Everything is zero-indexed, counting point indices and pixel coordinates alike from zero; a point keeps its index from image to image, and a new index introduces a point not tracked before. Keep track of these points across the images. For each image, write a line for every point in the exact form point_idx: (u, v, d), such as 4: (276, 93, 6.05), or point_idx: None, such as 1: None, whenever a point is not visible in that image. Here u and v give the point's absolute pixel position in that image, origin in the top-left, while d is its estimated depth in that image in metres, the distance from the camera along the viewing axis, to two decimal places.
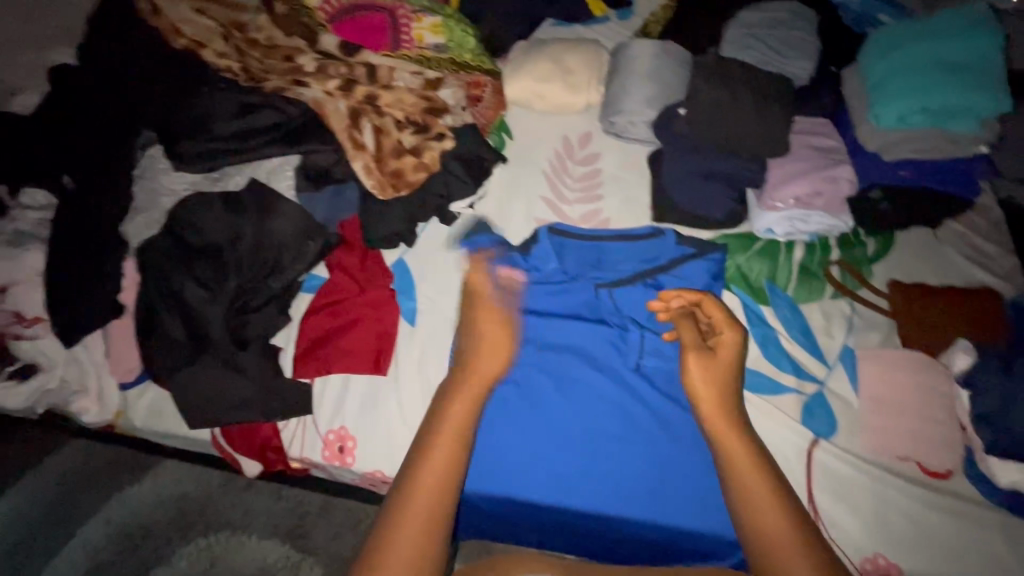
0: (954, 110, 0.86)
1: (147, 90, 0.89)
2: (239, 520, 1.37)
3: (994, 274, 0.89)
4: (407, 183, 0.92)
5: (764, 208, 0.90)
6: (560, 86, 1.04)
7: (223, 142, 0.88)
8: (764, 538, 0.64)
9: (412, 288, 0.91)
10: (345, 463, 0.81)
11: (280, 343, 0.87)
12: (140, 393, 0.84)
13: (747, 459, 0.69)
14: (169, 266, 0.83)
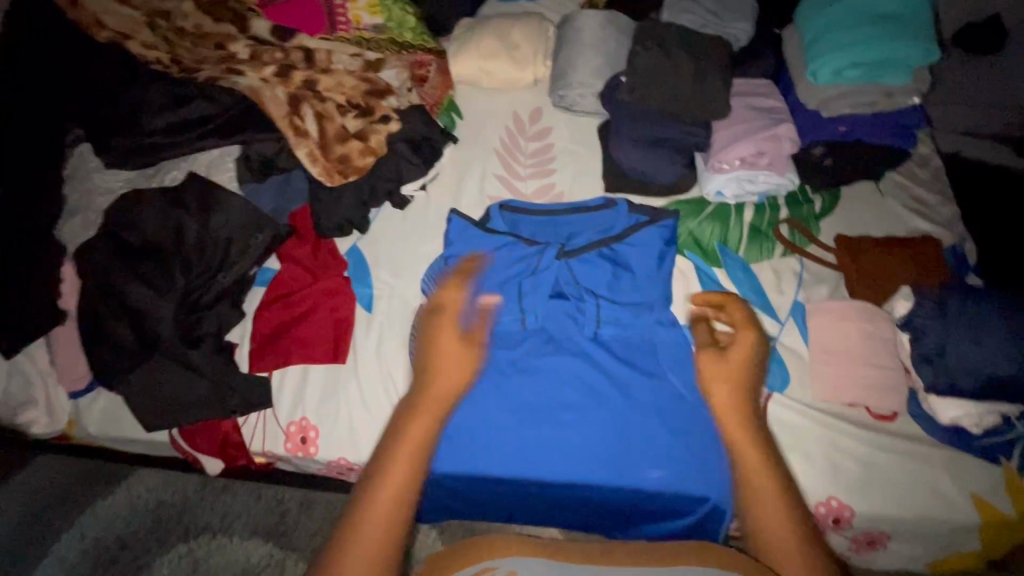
0: (886, 63, 0.88)
1: (71, 86, 0.86)
2: (218, 523, 1.37)
3: (935, 223, 0.92)
4: (355, 168, 0.90)
5: (712, 170, 0.91)
6: (505, 62, 1.03)
7: (155, 138, 0.85)
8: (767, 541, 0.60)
9: (367, 275, 0.90)
10: (309, 453, 0.80)
11: (235, 339, 0.85)
12: (92, 400, 0.81)
13: (763, 471, 0.63)
14: (112, 268, 0.80)
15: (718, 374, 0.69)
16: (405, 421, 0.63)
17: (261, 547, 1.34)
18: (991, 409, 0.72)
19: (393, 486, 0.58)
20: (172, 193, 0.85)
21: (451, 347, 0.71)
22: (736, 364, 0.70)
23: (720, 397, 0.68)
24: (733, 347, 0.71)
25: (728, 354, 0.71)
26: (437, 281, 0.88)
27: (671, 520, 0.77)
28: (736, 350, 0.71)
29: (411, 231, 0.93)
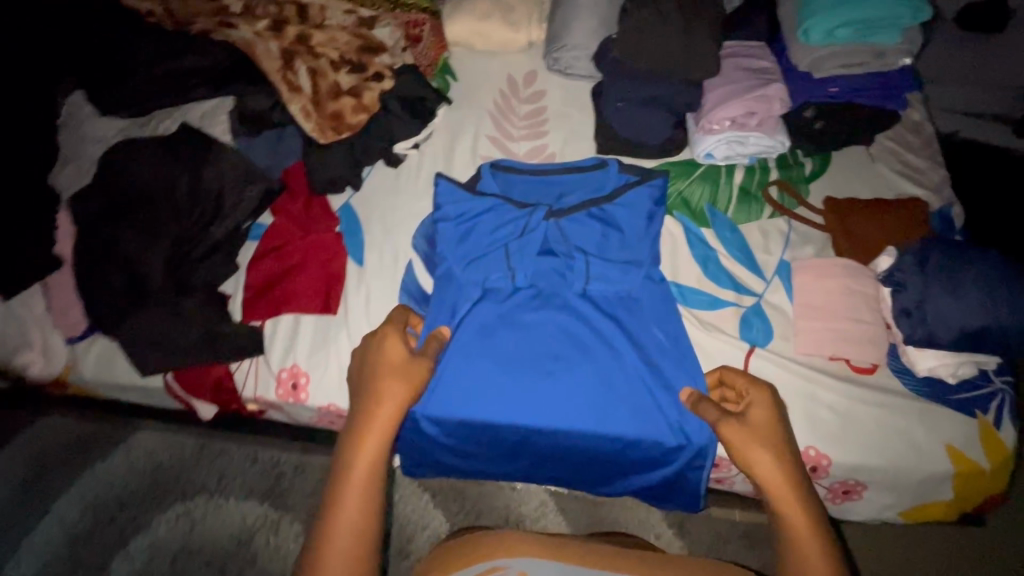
0: (877, 22, 0.87)
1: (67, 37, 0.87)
2: (214, 485, 1.39)
3: (923, 186, 0.92)
4: (348, 126, 0.91)
5: (703, 131, 0.92)
6: (499, 24, 1.03)
7: (160, 82, 0.88)
8: None
9: (359, 230, 0.91)
10: (299, 399, 0.82)
11: (228, 290, 0.86)
12: (88, 346, 0.83)
13: (811, 538, 0.59)
14: (105, 214, 0.82)
15: (762, 444, 0.65)
16: (354, 449, 0.63)
17: (257, 508, 1.37)
18: (966, 360, 0.74)
19: (355, 511, 0.60)
20: (167, 142, 0.86)
21: (395, 363, 0.70)
22: (773, 434, 0.66)
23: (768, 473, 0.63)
24: (755, 419, 0.67)
25: (751, 424, 0.67)
26: (427, 238, 0.90)
27: (651, 465, 0.80)
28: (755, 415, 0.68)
29: (402, 188, 0.94)
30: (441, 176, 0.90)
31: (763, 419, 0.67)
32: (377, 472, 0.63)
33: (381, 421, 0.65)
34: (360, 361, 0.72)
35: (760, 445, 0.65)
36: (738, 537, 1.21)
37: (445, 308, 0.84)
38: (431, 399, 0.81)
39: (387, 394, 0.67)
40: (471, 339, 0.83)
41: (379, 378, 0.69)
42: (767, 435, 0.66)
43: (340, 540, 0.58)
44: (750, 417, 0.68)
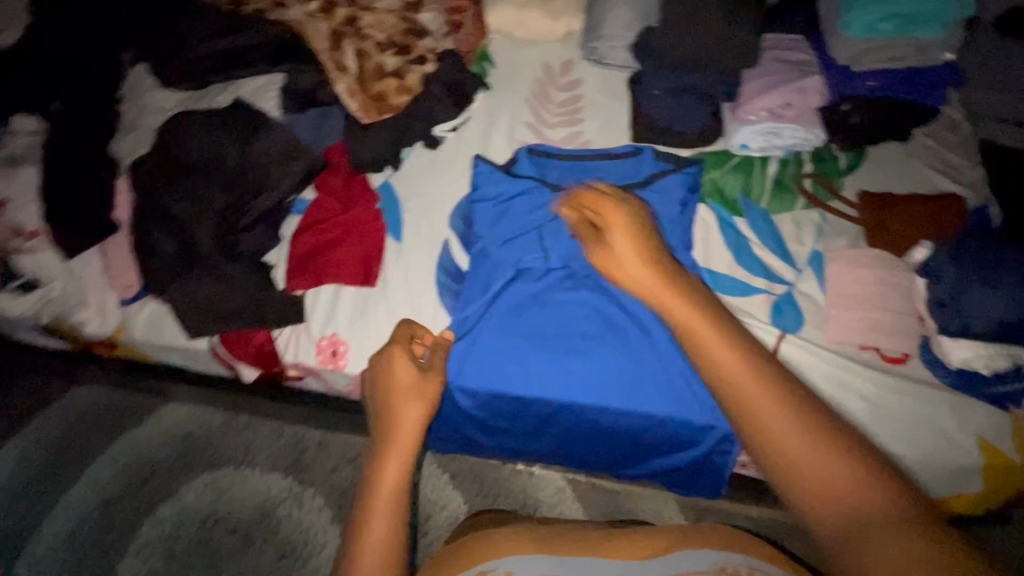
0: (919, 16, 0.90)
1: (138, 18, 0.94)
2: (241, 456, 1.43)
3: (961, 184, 0.92)
4: (391, 107, 0.94)
5: (739, 121, 0.93)
6: (539, 14, 1.06)
7: (217, 58, 0.92)
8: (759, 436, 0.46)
9: (398, 208, 0.94)
10: (338, 365, 0.86)
11: (271, 261, 0.89)
12: (139, 307, 0.87)
13: (722, 344, 0.49)
14: (160, 181, 0.86)
15: (693, 341, 0.51)
16: (376, 475, 0.60)
17: (281, 481, 1.40)
18: (1005, 353, 0.74)
19: (376, 547, 0.55)
20: (220, 115, 0.90)
21: (406, 387, 0.68)
22: (698, 329, 0.51)
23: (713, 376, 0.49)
24: (673, 318, 0.54)
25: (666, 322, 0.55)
26: (464, 217, 0.92)
27: (679, 444, 0.82)
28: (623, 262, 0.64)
29: (440, 170, 0.97)
30: (481, 159, 0.92)
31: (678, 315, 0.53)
32: (400, 501, 0.59)
33: (400, 446, 0.62)
34: (373, 385, 0.71)
35: (695, 344, 0.51)
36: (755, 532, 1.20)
37: (480, 285, 0.86)
38: (464, 372, 0.83)
39: (404, 417, 0.65)
40: (504, 317, 0.85)
41: (394, 404, 0.67)
42: (697, 330, 0.51)
43: (367, 563, 0.54)
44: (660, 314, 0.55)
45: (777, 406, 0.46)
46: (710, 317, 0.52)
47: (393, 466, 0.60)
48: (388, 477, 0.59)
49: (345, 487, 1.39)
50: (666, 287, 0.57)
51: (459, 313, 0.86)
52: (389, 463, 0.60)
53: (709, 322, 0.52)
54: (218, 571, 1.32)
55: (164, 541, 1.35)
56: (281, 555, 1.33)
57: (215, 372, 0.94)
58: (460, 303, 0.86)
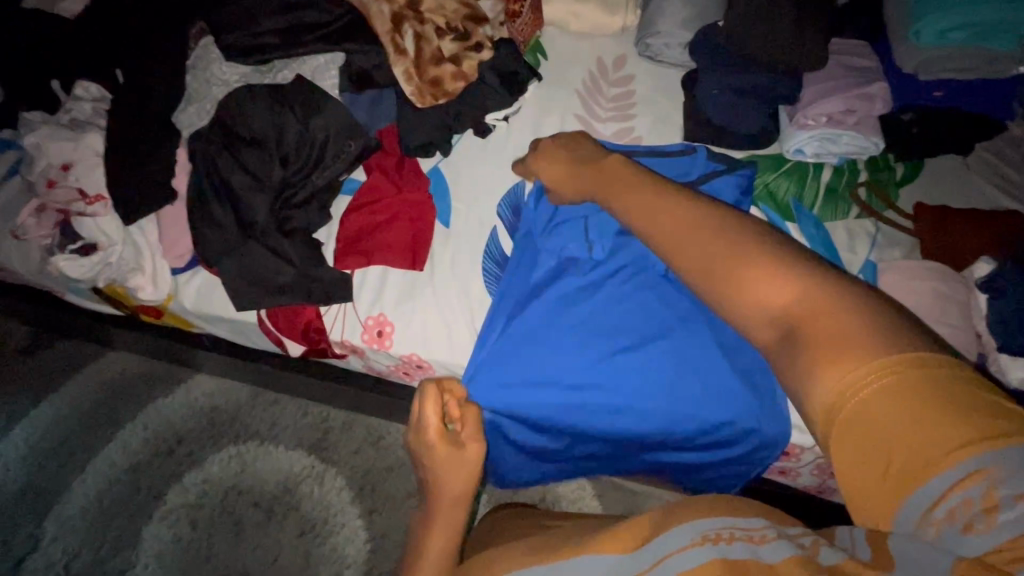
0: (993, 27, 0.88)
1: None
2: (266, 432, 1.45)
3: (1020, 202, 0.90)
4: (445, 93, 0.93)
5: (796, 126, 0.91)
6: (597, 7, 1.05)
7: (285, 31, 0.93)
8: (714, 281, 0.53)
9: (447, 193, 0.94)
10: (383, 346, 0.86)
11: (322, 238, 0.91)
12: (190, 277, 0.89)
13: (662, 213, 0.60)
14: (219, 154, 0.87)
15: (678, 251, 0.57)
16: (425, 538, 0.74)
17: (304, 458, 1.42)
18: None
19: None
20: (280, 91, 0.90)
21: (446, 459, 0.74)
22: (689, 237, 0.56)
23: (700, 273, 0.54)
24: (663, 232, 0.59)
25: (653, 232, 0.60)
26: (512, 207, 0.92)
27: (722, 446, 0.81)
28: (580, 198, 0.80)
29: (490, 157, 0.97)
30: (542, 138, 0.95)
31: (672, 230, 0.58)
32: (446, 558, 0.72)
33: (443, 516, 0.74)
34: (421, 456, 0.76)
35: (683, 255, 0.56)
36: None
37: (525, 275, 0.86)
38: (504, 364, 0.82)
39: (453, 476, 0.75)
40: (551, 309, 0.83)
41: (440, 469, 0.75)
42: (684, 244, 0.56)
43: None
44: (652, 230, 0.61)
45: (759, 280, 0.50)
46: (697, 223, 0.57)
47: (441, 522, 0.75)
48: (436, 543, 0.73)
49: (366, 469, 1.41)
50: (658, 201, 0.62)
51: (504, 301, 0.85)
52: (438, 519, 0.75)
53: (697, 227, 0.56)
54: (241, 542, 1.34)
55: (189, 509, 1.37)
56: (301, 531, 1.34)
57: (258, 344, 0.96)
58: (505, 291, 0.85)
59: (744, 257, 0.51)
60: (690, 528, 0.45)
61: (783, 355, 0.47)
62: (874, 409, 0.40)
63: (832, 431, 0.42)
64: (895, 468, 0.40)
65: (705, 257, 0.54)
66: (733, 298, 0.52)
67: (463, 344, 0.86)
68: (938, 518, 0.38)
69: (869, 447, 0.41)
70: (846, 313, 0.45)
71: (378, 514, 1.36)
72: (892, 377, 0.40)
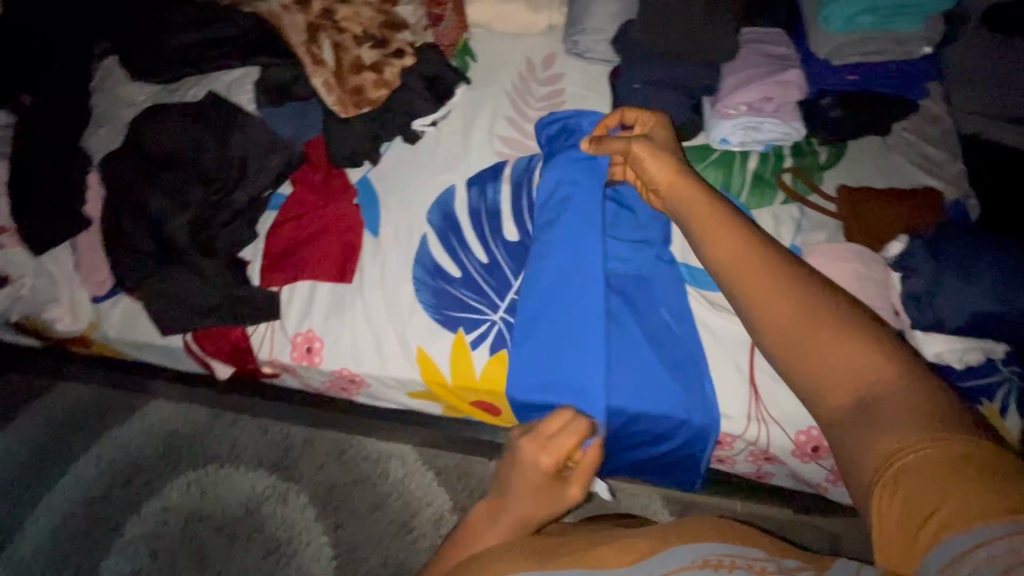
0: (899, 9, 0.89)
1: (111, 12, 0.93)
2: (227, 454, 1.42)
3: (938, 178, 0.92)
4: (368, 100, 0.93)
5: (719, 115, 0.92)
6: (521, 7, 1.04)
7: (199, 48, 0.92)
8: (786, 343, 0.53)
9: (376, 202, 0.93)
10: (313, 362, 0.85)
11: (247, 256, 0.89)
12: (112, 306, 0.86)
13: (732, 238, 0.58)
14: (134, 178, 0.85)
15: (751, 290, 0.55)
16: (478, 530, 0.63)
17: (265, 479, 1.39)
18: (972, 346, 0.75)
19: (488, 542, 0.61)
20: (194, 108, 0.89)
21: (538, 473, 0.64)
22: (769, 283, 0.54)
23: (778, 326, 0.53)
24: (727, 258, 0.57)
25: (728, 267, 0.57)
26: (441, 212, 0.91)
27: (660, 441, 0.81)
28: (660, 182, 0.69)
29: (421, 164, 0.96)
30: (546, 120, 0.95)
31: (749, 275, 0.55)
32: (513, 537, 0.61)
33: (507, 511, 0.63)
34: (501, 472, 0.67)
35: (762, 305, 0.54)
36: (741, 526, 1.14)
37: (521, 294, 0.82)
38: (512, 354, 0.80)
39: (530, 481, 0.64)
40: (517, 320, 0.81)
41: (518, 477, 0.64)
42: (763, 292, 0.54)
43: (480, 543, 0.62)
44: (709, 249, 0.60)
45: (841, 347, 0.49)
46: (778, 271, 0.55)
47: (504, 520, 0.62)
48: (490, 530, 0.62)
49: (330, 484, 1.39)
50: (719, 212, 0.61)
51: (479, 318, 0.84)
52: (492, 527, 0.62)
53: (775, 272, 0.55)
54: (204, 569, 1.30)
55: (148, 539, 1.33)
56: (266, 553, 1.32)
57: (190, 368, 0.94)
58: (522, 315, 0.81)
59: (826, 320, 0.51)
60: (692, 552, 0.50)
61: (851, 423, 0.47)
62: (929, 467, 0.40)
63: (888, 484, 0.42)
64: (936, 516, 0.38)
65: (787, 311, 0.53)
66: (808, 364, 0.51)
67: (395, 356, 0.84)
68: (978, 560, 0.35)
69: (909, 496, 0.40)
70: (910, 393, 0.45)
71: (343, 529, 1.34)
72: (949, 445, 0.40)
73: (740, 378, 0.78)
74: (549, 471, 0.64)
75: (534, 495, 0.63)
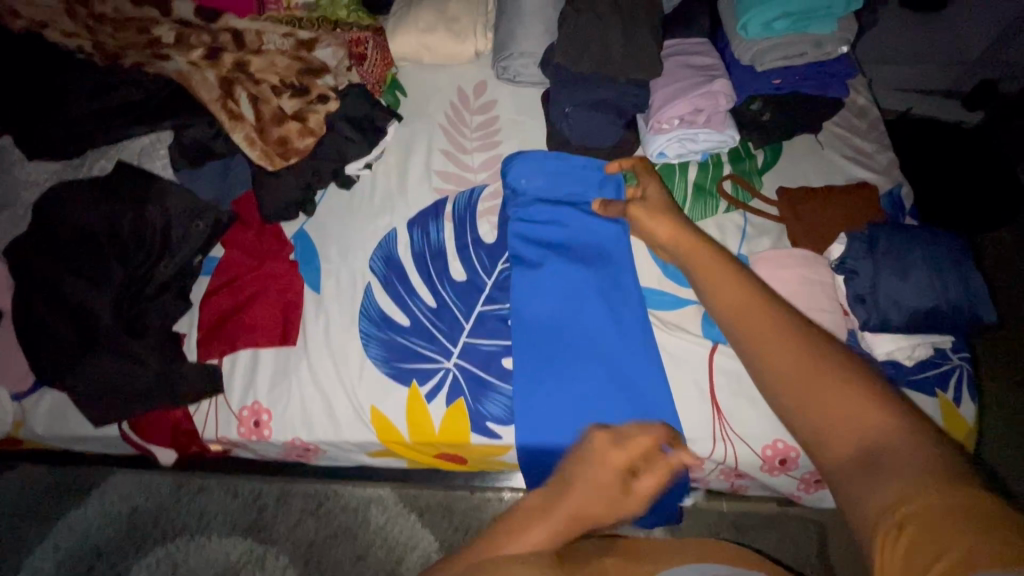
0: (813, 12, 0.87)
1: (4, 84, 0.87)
2: (196, 524, 1.33)
3: (872, 170, 0.94)
4: (295, 150, 0.89)
5: (653, 130, 0.92)
6: (445, 36, 1.01)
7: (105, 114, 0.87)
8: (785, 380, 0.50)
9: (314, 255, 0.89)
10: (262, 436, 0.80)
11: (183, 329, 0.84)
12: (37, 401, 0.81)
13: (737, 285, 0.59)
14: (45, 262, 0.79)
15: (748, 330, 0.55)
16: (524, 516, 0.50)
17: (240, 544, 1.31)
18: (921, 341, 0.75)
19: (540, 531, 0.49)
20: (105, 180, 0.85)
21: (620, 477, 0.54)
22: (766, 329, 0.53)
23: (771, 370, 0.52)
24: (732, 302, 0.58)
25: (734, 308, 0.57)
26: (384, 258, 0.88)
27: None
28: (662, 237, 0.74)
29: (357, 209, 0.93)
30: (517, 153, 0.93)
31: (751, 321, 0.55)
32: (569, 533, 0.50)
33: (568, 493, 0.52)
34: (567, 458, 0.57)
35: (765, 348, 0.53)
36: (727, 528, 1.13)
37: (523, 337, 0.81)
38: (516, 398, 0.78)
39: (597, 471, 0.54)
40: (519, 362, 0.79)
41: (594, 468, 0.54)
42: (766, 339, 0.53)
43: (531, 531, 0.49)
44: (714, 295, 0.61)
45: (843, 389, 0.47)
46: (784, 323, 0.53)
47: (566, 503, 0.51)
48: (550, 518, 0.49)
49: (309, 541, 1.31)
50: (730, 269, 0.62)
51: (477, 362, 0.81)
52: (541, 518, 0.50)
53: (775, 317, 0.54)
54: None
55: None
56: None
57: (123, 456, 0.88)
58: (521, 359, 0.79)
59: (823, 363, 0.49)
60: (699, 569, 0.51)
61: (854, 468, 0.43)
62: (932, 514, 0.37)
63: (898, 533, 0.37)
64: (943, 562, 0.34)
65: (785, 355, 0.51)
66: (804, 405, 0.48)
67: (349, 419, 0.80)
68: None
69: (912, 546, 0.36)
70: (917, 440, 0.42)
71: None
72: (955, 496, 0.37)
73: (702, 399, 0.78)
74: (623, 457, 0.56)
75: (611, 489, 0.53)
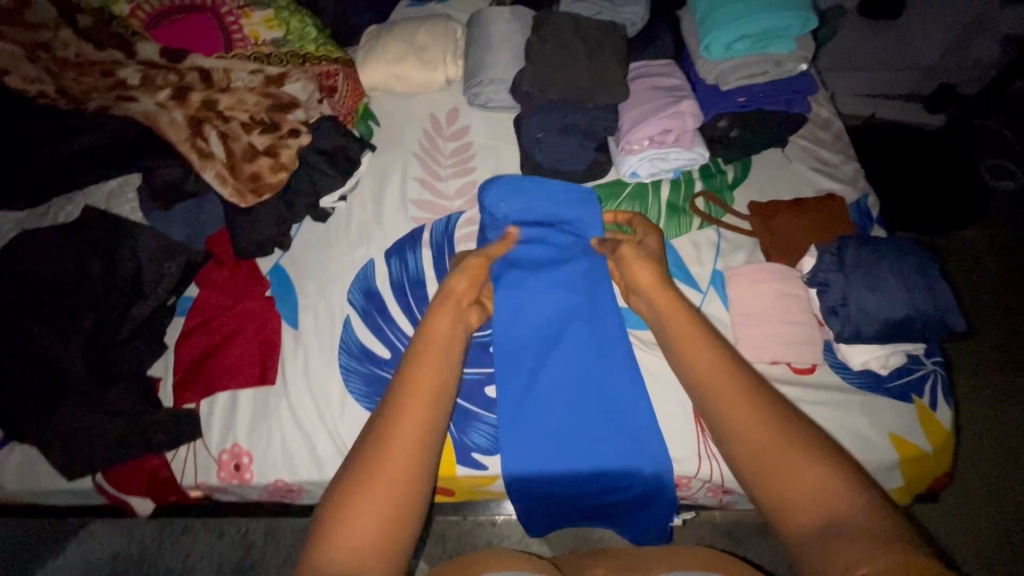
0: (771, 33, 0.90)
1: None
2: (180, 567, 1.27)
3: (838, 180, 0.96)
4: (269, 186, 0.88)
5: (624, 152, 0.93)
6: (415, 64, 1.01)
7: (71, 158, 0.86)
8: (752, 446, 0.53)
9: (291, 291, 0.88)
10: (244, 480, 0.79)
11: (157, 373, 0.84)
12: (6, 455, 0.79)
13: (706, 347, 0.61)
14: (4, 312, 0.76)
15: (717, 400, 0.57)
16: (393, 419, 0.55)
17: None
18: (895, 350, 0.77)
19: (408, 431, 0.54)
20: (72, 226, 0.84)
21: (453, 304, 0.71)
22: (736, 400, 0.56)
23: (742, 445, 0.53)
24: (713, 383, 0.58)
25: (704, 378, 0.59)
26: (363, 291, 0.87)
27: (636, 500, 0.77)
28: (642, 283, 0.74)
29: (334, 241, 0.92)
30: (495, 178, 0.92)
31: (732, 409, 0.56)
32: (430, 418, 0.56)
33: (418, 391, 0.57)
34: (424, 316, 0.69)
35: (734, 423, 0.55)
36: (722, 539, 1.12)
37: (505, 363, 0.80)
38: (499, 428, 0.78)
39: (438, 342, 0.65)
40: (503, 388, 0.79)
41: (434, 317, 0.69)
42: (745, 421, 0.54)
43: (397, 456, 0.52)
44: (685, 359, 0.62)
45: (809, 466, 0.49)
46: (750, 391, 0.56)
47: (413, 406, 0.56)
48: (404, 432, 0.54)
49: None
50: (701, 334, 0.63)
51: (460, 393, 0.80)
52: (400, 435, 0.54)
53: (754, 403, 0.55)
54: None
55: None
56: None
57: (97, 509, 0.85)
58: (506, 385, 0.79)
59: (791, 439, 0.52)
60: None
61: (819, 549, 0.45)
62: None
63: None
64: None
65: (756, 428, 0.53)
66: (771, 485, 0.50)
67: (332, 457, 0.79)
68: None
69: None
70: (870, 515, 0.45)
71: None
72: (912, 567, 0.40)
73: (685, 417, 0.79)
74: (443, 378, 0.60)
75: (422, 446, 0.54)
